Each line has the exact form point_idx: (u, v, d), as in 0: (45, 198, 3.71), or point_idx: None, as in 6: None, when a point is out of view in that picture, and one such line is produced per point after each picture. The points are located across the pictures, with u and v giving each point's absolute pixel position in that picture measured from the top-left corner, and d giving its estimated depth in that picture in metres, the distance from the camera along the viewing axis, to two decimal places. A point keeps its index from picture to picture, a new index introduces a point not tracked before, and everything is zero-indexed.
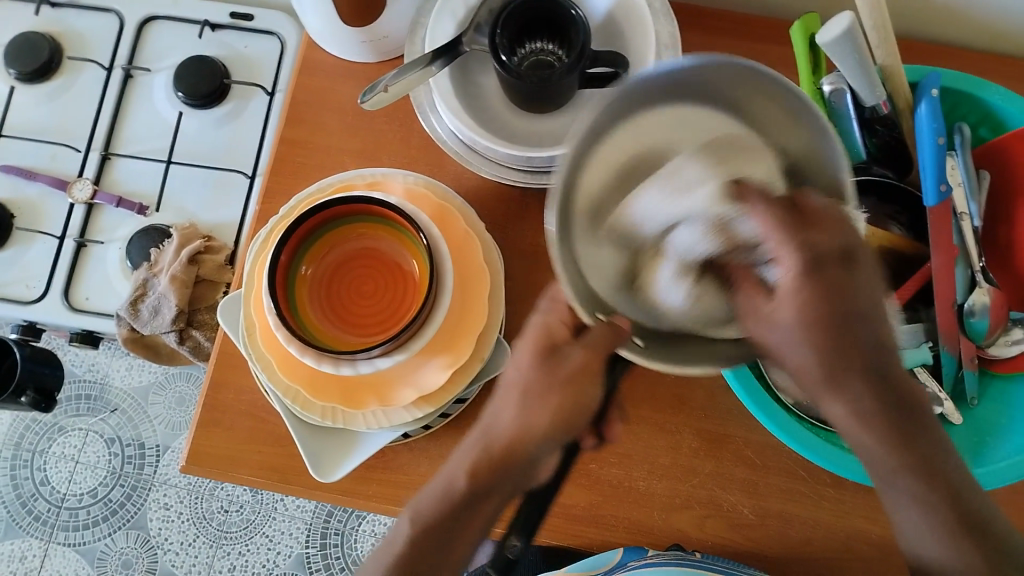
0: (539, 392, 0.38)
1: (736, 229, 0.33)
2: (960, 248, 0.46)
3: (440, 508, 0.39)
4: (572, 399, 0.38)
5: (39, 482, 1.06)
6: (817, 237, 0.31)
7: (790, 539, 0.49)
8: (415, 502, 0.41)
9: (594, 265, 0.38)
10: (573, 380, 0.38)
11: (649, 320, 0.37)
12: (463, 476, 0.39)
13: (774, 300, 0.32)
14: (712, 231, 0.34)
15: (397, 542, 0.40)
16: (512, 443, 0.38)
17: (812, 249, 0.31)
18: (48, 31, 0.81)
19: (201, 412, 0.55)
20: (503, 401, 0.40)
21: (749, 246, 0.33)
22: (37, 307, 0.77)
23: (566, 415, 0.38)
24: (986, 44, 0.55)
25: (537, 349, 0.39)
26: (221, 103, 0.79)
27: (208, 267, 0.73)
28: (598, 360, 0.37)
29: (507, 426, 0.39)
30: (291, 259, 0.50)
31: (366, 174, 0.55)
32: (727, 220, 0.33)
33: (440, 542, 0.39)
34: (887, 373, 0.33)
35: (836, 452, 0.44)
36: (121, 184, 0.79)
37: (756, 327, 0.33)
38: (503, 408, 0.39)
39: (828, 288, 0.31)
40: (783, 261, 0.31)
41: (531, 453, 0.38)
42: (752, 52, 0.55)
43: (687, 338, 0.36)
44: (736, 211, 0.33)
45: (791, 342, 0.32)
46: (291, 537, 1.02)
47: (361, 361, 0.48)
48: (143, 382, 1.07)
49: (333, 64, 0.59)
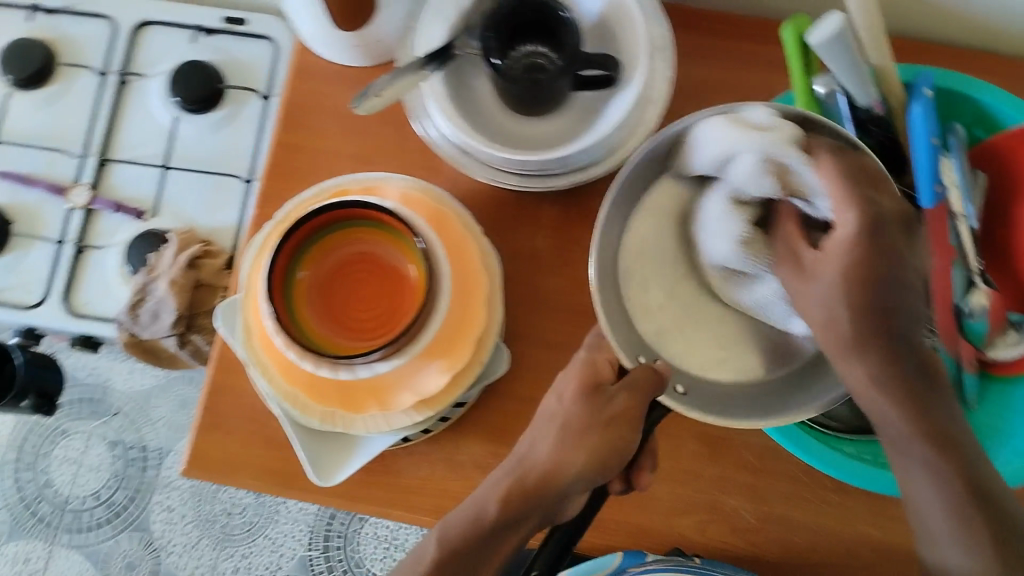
0: (576, 430, 0.42)
1: (796, 174, 0.40)
2: (958, 250, 0.44)
3: (468, 530, 0.42)
4: (608, 440, 0.41)
5: (42, 484, 1.06)
6: (880, 198, 0.39)
7: (790, 540, 0.50)
8: (444, 521, 0.43)
9: (642, 306, 0.45)
10: (612, 421, 0.41)
11: (694, 368, 0.45)
12: (493, 503, 0.41)
13: (818, 253, 0.40)
14: (774, 173, 0.41)
15: (424, 556, 0.43)
16: (546, 474, 0.41)
17: (873, 208, 0.39)
18: (44, 37, 0.82)
19: (201, 418, 0.55)
20: (541, 432, 0.43)
21: (805, 189, 0.41)
22: (39, 312, 0.78)
23: (600, 455, 0.41)
24: (980, 43, 0.55)
25: (583, 385, 0.43)
26: (217, 107, 0.79)
27: (207, 272, 0.74)
28: (638, 406, 0.41)
29: (542, 457, 0.42)
30: (288, 263, 0.50)
31: (362, 178, 0.55)
32: (787, 168, 0.40)
33: (466, 559, 0.41)
34: (914, 395, 0.37)
35: (833, 456, 0.45)
36: (119, 189, 0.80)
37: (801, 277, 0.41)
38: (541, 439, 0.43)
39: (876, 246, 0.39)
40: (840, 218, 0.39)
41: (563, 486, 0.41)
42: (745, 55, 0.55)
43: (735, 405, 0.42)
44: (801, 161, 0.39)
45: (831, 296, 0.40)
46: (294, 540, 1.03)
47: (360, 365, 0.48)
48: (143, 385, 1.07)
49: (328, 69, 0.59)
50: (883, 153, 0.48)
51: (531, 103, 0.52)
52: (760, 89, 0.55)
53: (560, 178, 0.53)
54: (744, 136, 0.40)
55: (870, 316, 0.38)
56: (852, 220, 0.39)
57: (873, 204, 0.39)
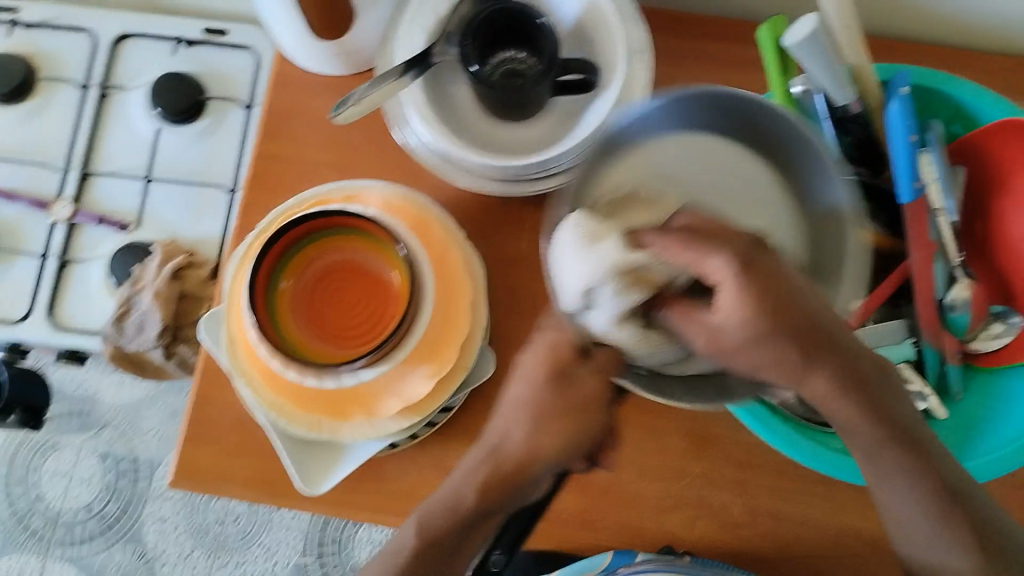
0: (545, 414, 0.39)
1: (646, 269, 0.36)
2: (937, 244, 0.46)
3: (450, 519, 0.42)
4: (579, 425, 0.39)
5: (34, 498, 1.06)
6: (729, 242, 0.34)
7: (779, 537, 0.50)
8: (421, 509, 0.43)
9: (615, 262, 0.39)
10: (582, 406, 0.39)
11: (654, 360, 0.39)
12: (471, 492, 0.41)
13: (716, 313, 0.35)
14: (625, 285, 0.36)
15: (406, 546, 0.43)
16: (521, 462, 0.40)
17: (738, 253, 0.34)
18: (22, 50, 0.81)
19: (188, 430, 0.55)
20: (508, 417, 0.41)
21: (663, 278, 0.36)
22: (22, 327, 0.77)
23: (573, 437, 0.39)
24: (957, 38, 0.55)
25: (548, 369, 0.39)
26: (199, 118, 0.79)
27: (192, 283, 0.74)
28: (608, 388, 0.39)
29: (516, 445, 0.40)
30: (269, 274, 0.50)
31: (344, 185, 0.55)
32: (640, 265, 0.36)
33: (448, 550, 0.42)
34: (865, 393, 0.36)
35: (818, 451, 0.44)
36: (102, 202, 0.79)
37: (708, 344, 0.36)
38: (511, 426, 0.40)
39: (762, 284, 0.34)
40: (722, 281, 0.34)
41: (533, 472, 0.40)
42: (723, 54, 0.55)
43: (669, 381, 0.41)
44: (645, 257, 0.36)
45: (747, 346, 0.35)
46: (289, 546, 1.03)
47: (346, 373, 0.49)
48: (133, 396, 1.07)
49: (308, 77, 0.59)
50: (863, 152, 0.48)
51: (512, 108, 0.51)
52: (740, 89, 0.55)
53: (537, 183, 0.52)
54: (597, 260, 0.37)
55: (779, 335, 0.34)
56: (727, 270, 0.33)
57: (734, 242, 0.34)
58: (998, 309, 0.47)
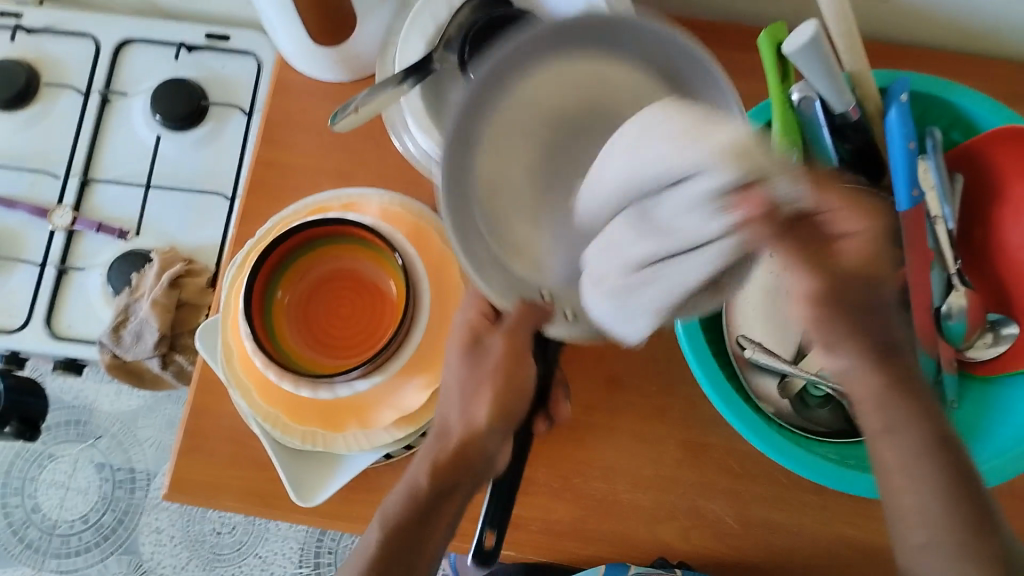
0: (473, 386, 0.44)
1: (776, 187, 0.29)
2: (935, 252, 0.46)
3: (407, 510, 0.43)
4: (506, 383, 0.43)
5: (30, 509, 1.06)
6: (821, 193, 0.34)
7: (777, 548, 0.49)
8: (381, 510, 0.45)
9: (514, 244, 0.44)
10: (499, 367, 0.44)
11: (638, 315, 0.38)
12: (424, 477, 0.44)
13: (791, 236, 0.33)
14: (727, 202, 0.30)
15: (368, 545, 0.44)
16: (465, 444, 0.43)
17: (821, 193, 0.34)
18: (24, 57, 0.81)
19: (181, 437, 0.55)
20: (447, 402, 0.45)
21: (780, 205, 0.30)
22: (19, 335, 0.77)
23: (503, 400, 0.43)
24: (958, 45, 0.55)
25: (462, 344, 0.45)
26: (198, 125, 0.79)
27: (190, 291, 0.73)
28: (519, 343, 0.43)
29: (457, 430, 0.44)
30: (265, 286, 0.49)
31: (340, 194, 0.54)
32: (765, 174, 0.29)
33: (410, 542, 0.43)
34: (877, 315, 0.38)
35: (818, 462, 0.44)
36: (101, 209, 0.79)
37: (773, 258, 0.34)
38: (449, 409, 0.45)
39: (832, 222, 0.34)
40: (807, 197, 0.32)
41: (483, 450, 0.43)
42: (724, 60, 0.55)
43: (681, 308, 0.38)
44: (778, 182, 0.29)
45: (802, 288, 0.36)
46: (285, 558, 1.02)
47: (340, 384, 0.48)
48: (131, 405, 1.07)
49: (306, 83, 0.59)
50: (860, 157, 0.47)
51: None
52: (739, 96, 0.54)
53: None
54: (710, 147, 0.29)
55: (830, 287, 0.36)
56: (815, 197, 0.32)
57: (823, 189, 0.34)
58: (993, 318, 0.47)
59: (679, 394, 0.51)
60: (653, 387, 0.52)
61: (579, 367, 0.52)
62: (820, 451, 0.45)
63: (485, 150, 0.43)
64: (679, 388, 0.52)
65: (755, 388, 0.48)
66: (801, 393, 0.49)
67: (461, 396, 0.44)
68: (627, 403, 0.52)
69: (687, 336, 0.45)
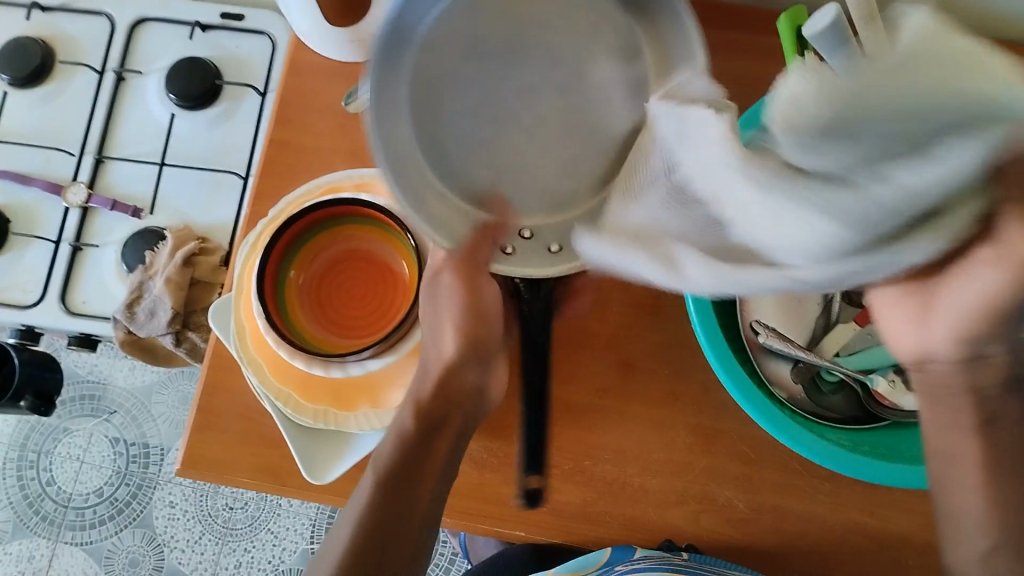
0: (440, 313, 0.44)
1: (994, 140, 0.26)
2: None
3: (400, 456, 0.42)
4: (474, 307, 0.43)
5: (45, 482, 1.07)
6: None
7: (785, 533, 0.49)
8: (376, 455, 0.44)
9: (449, 206, 0.45)
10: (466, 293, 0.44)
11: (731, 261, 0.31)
12: (410, 418, 0.43)
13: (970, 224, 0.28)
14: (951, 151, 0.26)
15: (358, 504, 0.43)
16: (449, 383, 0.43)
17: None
18: (39, 35, 0.82)
19: (195, 415, 0.55)
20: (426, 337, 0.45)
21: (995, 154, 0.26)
22: (34, 311, 0.77)
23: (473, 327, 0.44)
24: (977, 30, 0.54)
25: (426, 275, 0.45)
26: (212, 104, 0.79)
27: (204, 270, 0.74)
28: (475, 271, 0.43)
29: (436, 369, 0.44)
30: (278, 264, 0.49)
31: (354, 174, 0.54)
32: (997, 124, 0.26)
33: (404, 502, 0.42)
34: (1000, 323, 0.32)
35: (830, 449, 0.44)
36: (115, 187, 0.79)
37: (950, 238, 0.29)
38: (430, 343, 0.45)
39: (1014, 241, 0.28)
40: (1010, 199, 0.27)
41: (464, 384, 0.44)
42: (740, 45, 0.55)
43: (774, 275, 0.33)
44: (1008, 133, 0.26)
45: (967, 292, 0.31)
46: (296, 533, 1.03)
47: (352, 363, 0.48)
48: (145, 381, 1.08)
49: (321, 64, 0.59)
50: None
51: None
52: (755, 79, 0.54)
53: None
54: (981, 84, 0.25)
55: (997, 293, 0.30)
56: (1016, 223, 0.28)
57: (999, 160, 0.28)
58: None
59: (689, 379, 0.52)
60: (664, 372, 0.52)
61: (590, 350, 0.52)
62: (833, 438, 0.45)
63: (409, 112, 0.45)
64: (690, 373, 0.52)
65: (767, 373, 0.48)
66: (815, 378, 0.48)
67: (433, 325, 0.45)
68: (638, 387, 0.52)
69: (699, 316, 0.45)
